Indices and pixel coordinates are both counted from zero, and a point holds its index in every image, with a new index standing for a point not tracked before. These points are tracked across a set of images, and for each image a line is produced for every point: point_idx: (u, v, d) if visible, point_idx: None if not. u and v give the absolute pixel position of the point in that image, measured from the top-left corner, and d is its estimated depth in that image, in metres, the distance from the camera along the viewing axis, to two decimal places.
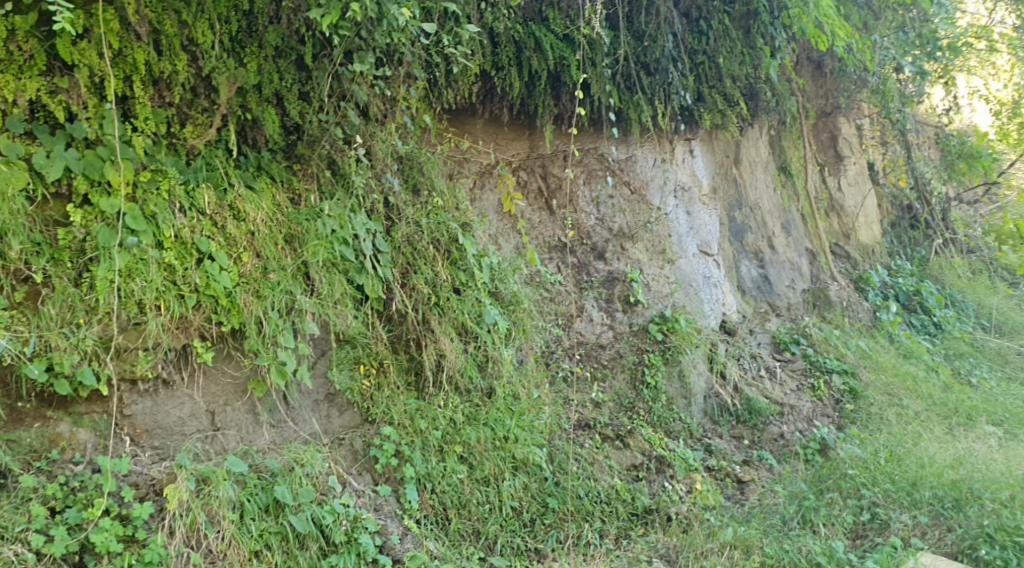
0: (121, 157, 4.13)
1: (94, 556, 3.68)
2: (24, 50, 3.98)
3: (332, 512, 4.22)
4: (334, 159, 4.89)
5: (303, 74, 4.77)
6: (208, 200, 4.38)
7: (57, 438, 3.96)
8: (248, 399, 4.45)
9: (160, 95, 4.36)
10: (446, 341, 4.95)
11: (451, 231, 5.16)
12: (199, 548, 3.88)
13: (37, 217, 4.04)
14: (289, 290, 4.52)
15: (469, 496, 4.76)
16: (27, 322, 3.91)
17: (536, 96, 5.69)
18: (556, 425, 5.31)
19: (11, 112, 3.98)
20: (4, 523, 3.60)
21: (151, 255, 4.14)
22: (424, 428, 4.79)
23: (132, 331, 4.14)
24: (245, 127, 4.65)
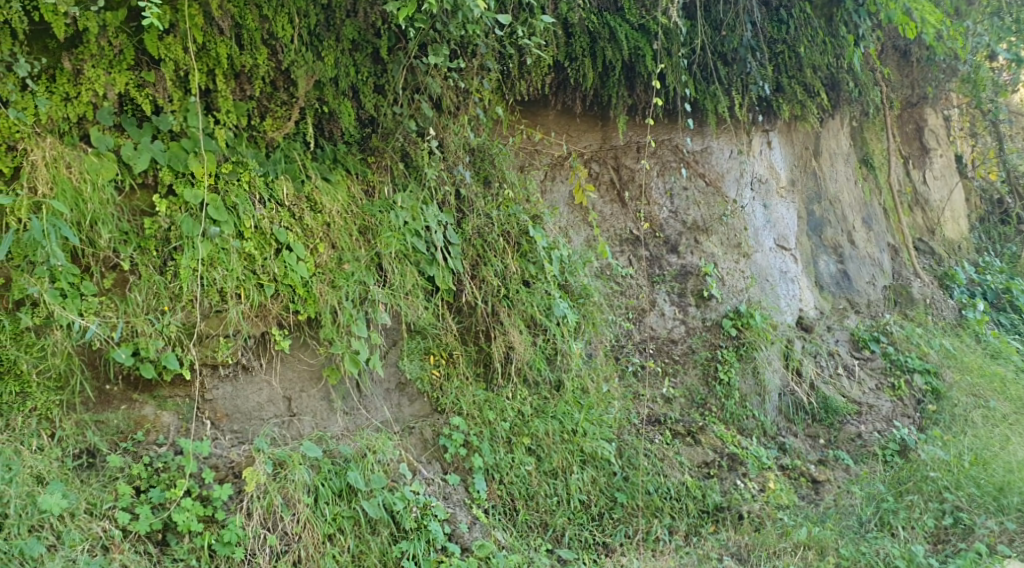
0: (204, 149, 4.27)
1: (176, 535, 3.82)
2: (114, 44, 4.14)
3: (403, 498, 4.29)
4: (407, 152, 4.92)
5: (379, 67, 4.85)
6: (286, 192, 4.48)
7: (142, 420, 4.12)
8: (322, 386, 4.54)
9: (241, 88, 4.47)
10: (515, 333, 4.97)
11: (521, 223, 5.17)
12: (275, 530, 3.97)
13: (125, 207, 4.19)
14: (363, 281, 4.59)
15: (537, 488, 4.77)
16: (116, 309, 4.06)
17: (610, 87, 5.62)
18: (625, 419, 5.28)
19: (101, 105, 4.15)
20: (93, 501, 3.76)
21: (232, 244, 4.27)
22: (492, 420, 4.81)
23: (214, 318, 4.27)
24: (322, 120, 4.74)
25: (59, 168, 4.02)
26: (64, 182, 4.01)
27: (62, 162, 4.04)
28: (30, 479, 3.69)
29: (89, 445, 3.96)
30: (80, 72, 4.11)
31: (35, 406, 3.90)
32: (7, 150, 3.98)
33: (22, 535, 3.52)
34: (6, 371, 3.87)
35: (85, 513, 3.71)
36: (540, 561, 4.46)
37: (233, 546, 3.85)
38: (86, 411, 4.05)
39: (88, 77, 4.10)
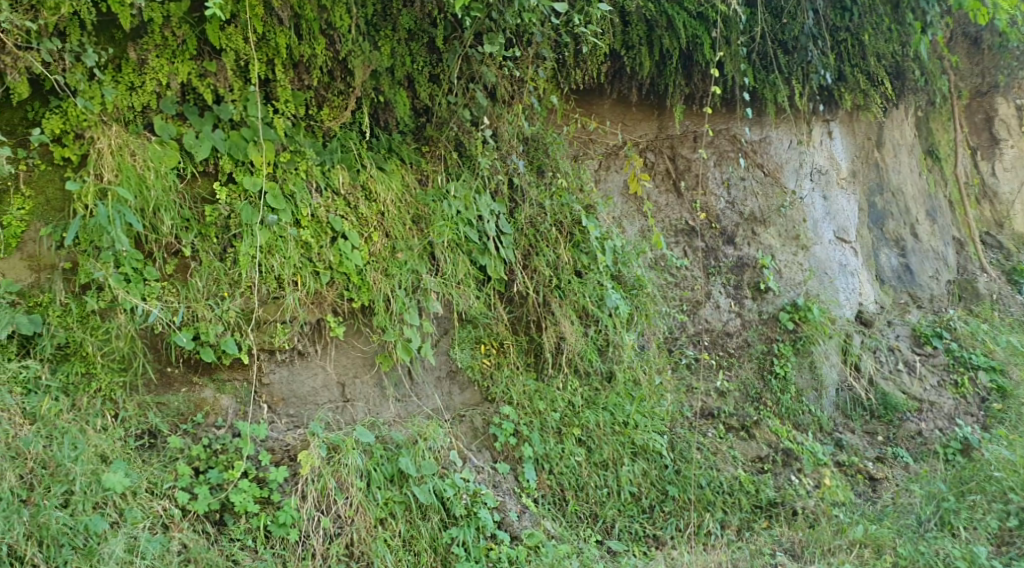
0: (263, 138, 4.34)
1: (233, 515, 3.91)
2: (178, 35, 4.23)
3: (453, 485, 4.32)
4: (461, 141, 4.94)
5: (434, 56, 4.87)
6: (342, 181, 4.54)
7: (201, 403, 4.21)
8: (375, 372, 4.60)
9: (299, 78, 4.55)
10: (566, 324, 4.96)
11: (574, 213, 5.16)
12: (329, 512, 4.04)
13: (187, 195, 4.29)
14: (415, 270, 4.63)
15: (587, 479, 4.75)
16: (177, 294, 4.16)
17: (667, 76, 5.56)
18: (678, 412, 5.23)
19: (165, 94, 4.25)
20: (154, 480, 3.86)
21: (290, 232, 4.34)
22: (542, 410, 4.82)
23: (271, 304, 4.34)
24: (378, 109, 4.80)
25: (124, 155, 4.10)
26: (129, 169, 4.10)
27: (127, 150, 4.12)
28: (95, 458, 3.79)
29: (150, 426, 4.06)
30: (145, 62, 4.21)
31: (100, 387, 4.02)
32: (76, 137, 4.12)
33: (87, 512, 3.63)
34: (72, 352, 4.01)
35: (146, 492, 3.82)
36: (590, 552, 4.44)
37: (288, 528, 3.92)
38: (147, 393, 4.15)
39: (152, 68, 4.20)
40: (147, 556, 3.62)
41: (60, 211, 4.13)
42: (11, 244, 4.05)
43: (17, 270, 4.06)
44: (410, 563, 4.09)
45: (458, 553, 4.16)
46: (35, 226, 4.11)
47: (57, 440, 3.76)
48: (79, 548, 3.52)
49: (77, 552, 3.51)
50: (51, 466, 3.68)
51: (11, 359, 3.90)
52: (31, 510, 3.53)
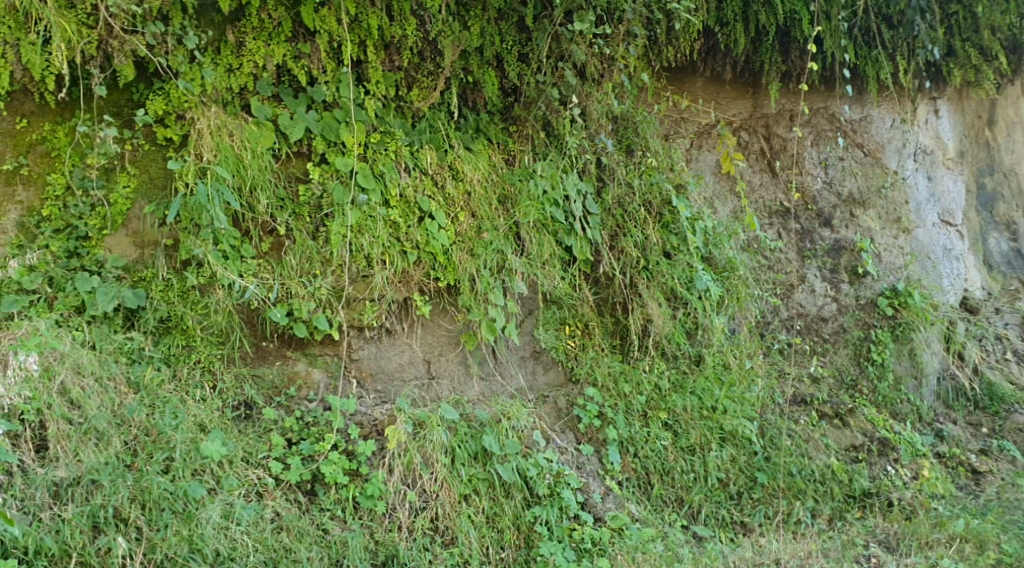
0: (355, 119, 4.43)
1: (323, 486, 4.00)
2: (274, 18, 4.33)
3: (536, 465, 4.33)
4: (549, 120, 4.93)
5: (524, 36, 4.83)
6: (430, 161, 4.58)
7: (294, 376, 4.33)
8: (461, 351, 4.63)
9: (390, 59, 4.59)
10: (653, 305, 4.88)
11: (663, 193, 5.08)
12: (414, 486, 4.10)
13: (282, 174, 4.41)
14: (501, 250, 4.64)
15: (673, 463, 4.68)
16: (272, 271, 4.27)
17: (763, 53, 5.39)
18: (769, 398, 5.09)
19: (261, 75, 4.36)
20: (250, 449, 3.98)
21: (379, 212, 4.41)
22: (627, 392, 4.77)
23: (361, 283, 4.41)
24: (467, 90, 4.82)
25: (223, 136, 4.24)
26: (227, 149, 4.23)
27: (226, 131, 4.26)
28: (194, 427, 3.93)
29: (246, 397, 4.20)
30: (243, 44, 4.32)
31: (199, 359, 4.18)
32: (177, 118, 4.27)
33: (186, 478, 3.75)
34: (173, 326, 4.18)
35: (242, 461, 3.93)
36: (675, 536, 4.39)
37: (376, 500, 4.01)
38: (243, 365, 4.29)
39: (250, 49, 4.31)
40: (242, 522, 3.72)
41: (162, 189, 4.29)
42: (117, 221, 4.21)
43: (123, 246, 4.23)
44: (493, 540, 4.13)
45: (541, 532, 4.17)
46: (139, 204, 4.27)
47: (159, 409, 3.92)
48: (179, 512, 3.63)
49: (177, 516, 3.61)
50: (153, 434, 3.83)
51: (117, 330, 4.08)
52: (135, 475, 3.67)
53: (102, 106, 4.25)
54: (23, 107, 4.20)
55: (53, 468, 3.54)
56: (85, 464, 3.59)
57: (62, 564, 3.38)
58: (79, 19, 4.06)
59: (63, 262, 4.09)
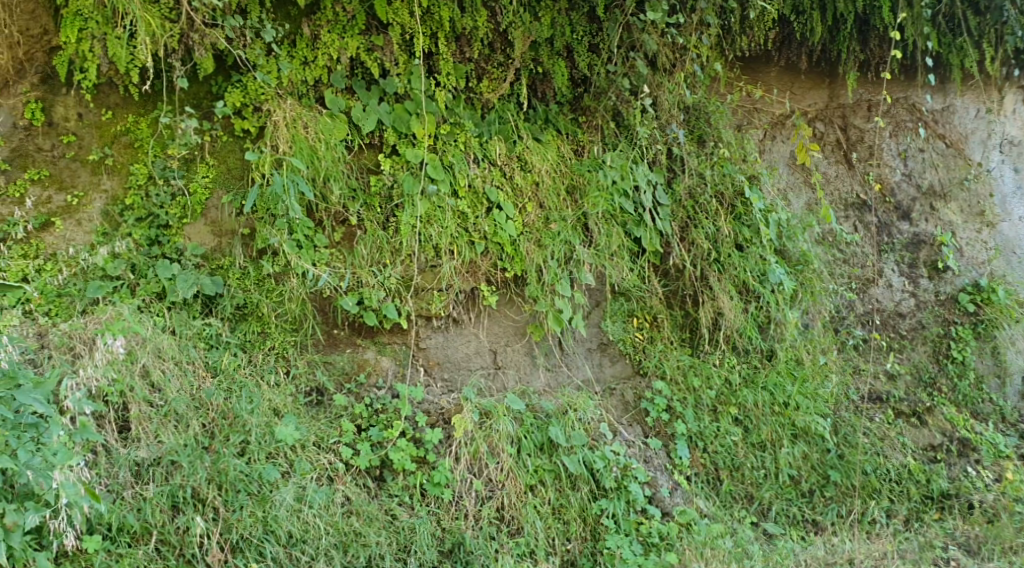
0: (426, 110, 4.49)
1: (391, 472, 4.07)
2: (348, 11, 4.42)
3: (603, 458, 4.31)
4: (620, 111, 4.90)
5: (594, 26, 4.81)
6: (499, 152, 4.62)
7: (363, 363, 4.36)
8: (527, 342, 4.63)
9: (461, 51, 4.62)
10: (725, 299, 4.81)
11: (736, 184, 5.00)
12: (480, 475, 4.13)
13: (354, 165, 4.49)
14: (568, 241, 4.63)
15: (743, 459, 4.62)
16: (344, 260, 4.36)
17: (840, 42, 5.26)
18: (843, 395, 4.98)
19: (335, 69, 4.45)
20: (321, 435, 4.05)
21: (448, 202, 4.46)
22: (697, 387, 4.70)
23: (429, 273, 4.47)
24: (536, 80, 4.82)
25: (298, 128, 4.32)
26: (301, 141, 4.31)
27: (301, 123, 4.34)
28: (269, 411, 4.01)
29: (318, 384, 4.26)
30: (317, 37, 4.41)
31: (273, 345, 4.26)
32: (254, 110, 4.38)
33: (261, 461, 3.84)
34: (250, 313, 4.28)
35: (314, 446, 4.00)
36: (744, 533, 4.35)
37: (443, 487, 4.05)
38: (316, 352, 4.36)
39: (324, 42, 4.39)
40: (314, 505, 3.80)
41: (240, 180, 4.41)
42: (196, 210, 4.33)
43: (202, 234, 4.34)
44: (559, 532, 4.13)
45: (607, 525, 4.16)
46: (217, 194, 4.39)
47: (236, 394, 4.00)
48: (253, 494, 3.72)
49: (252, 498, 3.71)
50: (229, 417, 3.92)
51: (196, 317, 4.19)
52: (212, 456, 3.77)
53: (183, 99, 4.38)
54: (108, 99, 4.33)
55: (135, 448, 3.67)
56: (165, 445, 3.71)
57: (143, 541, 3.51)
58: (162, 14, 4.16)
59: (145, 250, 4.22)
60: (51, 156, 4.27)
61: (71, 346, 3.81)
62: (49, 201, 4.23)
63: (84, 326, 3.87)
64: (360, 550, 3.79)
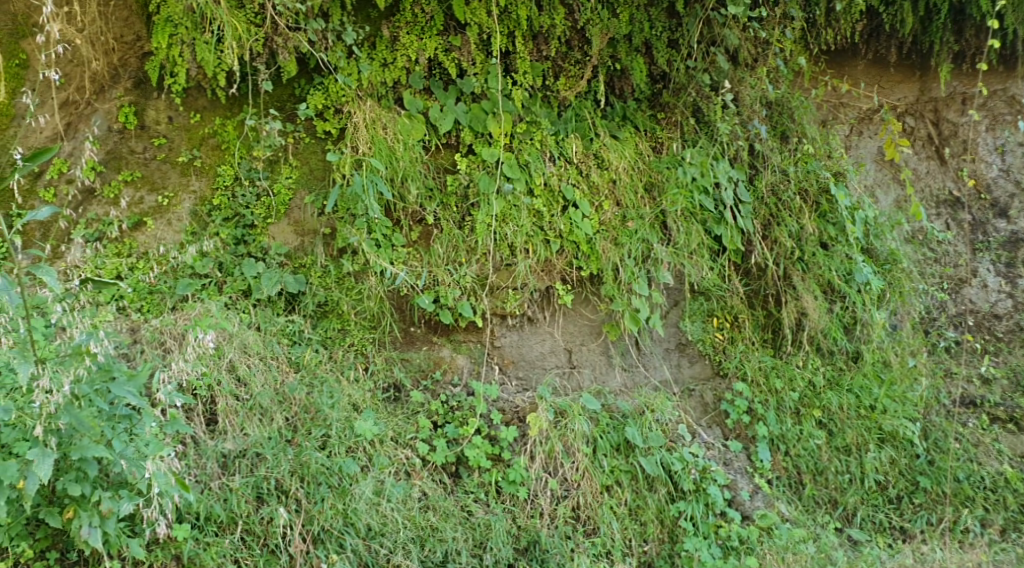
0: (502, 110, 4.51)
1: (467, 469, 4.09)
2: (426, 12, 4.46)
3: (681, 459, 4.26)
4: (699, 107, 4.83)
5: (674, 22, 4.76)
6: (576, 150, 4.60)
7: (439, 361, 4.40)
8: (603, 341, 4.59)
9: (538, 49, 4.63)
10: (809, 299, 4.70)
11: (820, 181, 4.88)
12: (556, 474, 4.13)
13: (431, 165, 4.54)
14: (646, 239, 4.58)
15: (827, 463, 4.49)
16: (421, 259, 4.40)
17: (932, 33, 5.06)
18: (933, 399, 4.80)
19: (413, 70, 4.50)
20: (398, 430, 4.09)
21: (524, 201, 4.47)
22: (779, 389, 4.59)
23: (504, 271, 4.48)
24: (614, 77, 4.79)
25: (377, 129, 4.40)
26: (381, 142, 4.39)
27: (380, 124, 4.42)
28: (349, 406, 4.08)
29: (396, 380, 4.31)
30: (397, 39, 4.48)
31: (353, 342, 4.33)
32: (335, 112, 4.47)
33: (341, 454, 3.90)
34: (330, 310, 4.36)
35: (391, 441, 4.04)
36: (828, 539, 4.24)
37: (518, 485, 4.06)
38: (393, 350, 4.40)
39: (403, 44, 4.46)
40: (392, 499, 3.85)
41: (321, 180, 4.50)
42: (280, 211, 4.43)
43: (285, 234, 4.44)
44: (636, 533, 4.09)
45: (685, 527, 4.10)
46: (299, 195, 4.49)
47: (317, 389, 4.08)
48: (334, 487, 3.79)
49: (332, 490, 3.77)
50: (311, 411, 4.01)
51: (279, 313, 4.29)
52: (295, 449, 3.85)
53: (267, 102, 4.49)
54: (197, 102, 4.48)
55: (222, 440, 3.78)
56: (250, 437, 3.82)
57: (229, 531, 3.59)
58: (248, 18, 4.27)
59: (232, 248, 4.35)
60: (143, 158, 4.42)
61: (162, 342, 3.97)
62: (141, 202, 4.38)
63: (174, 323, 4.03)
64: (436, 545, 3.81)
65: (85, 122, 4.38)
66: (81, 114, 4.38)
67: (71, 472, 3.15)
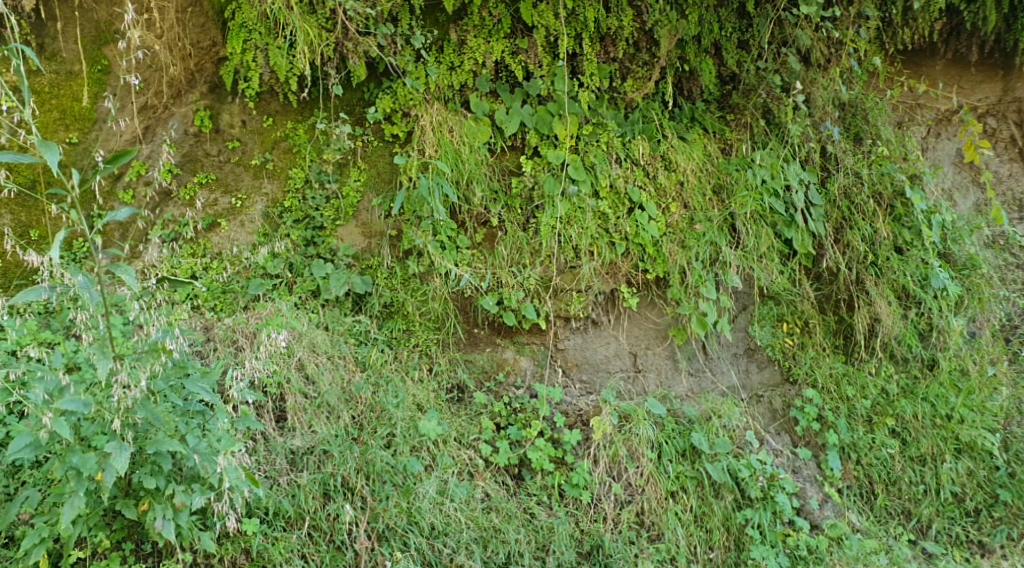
0: (568, 111, 4.51)
1: (530, 471, 4.09)
2: (494, 15, 4.49)
3: (748, 466, 4.19)
4: (770, 108, 4.77)
5: (744, 22, 4.76)
6: (642, 151, 4.56)
7: (503, 362, 4.42)
8: (669, 345, 4.53)
9: (605, 51, 4.62)
10: (882, 304, 4.61)
11: (895, 183, 4.77)
12: (620, 479, 4.11)
13: (496, 167, 4.55)
14: (714, 242, 4.53)
15: (900, 473, 4.40)
16: (485, 261, 4.43)
17: (1017, 30, 4.88)
18: (1015, 409, 4.63)
19: (480, 72, 4.53)
20: (462, 431, 4.11)
21: (589, 203, 4.45)
22: (851, 396, 4.51)
23: (568, 274, 4.46)
24: (682, 78, 4.76)
25: (443, 132, 4.45)
26: (447, 144, 4.43)
27: (446, 127, 4.47)
28: (413, 406, 4.11)
29: (459, 381, 4.33)
30: (464, 42, 4.51)
31: (417, 342, 4.37)
32: (403, 116, 4.53)
33: (406, 453, 3.93)
34: (396, 311, 4.41)
35: (455, 441, 4.06)
36: (900, 551, 4.14)
37: (581, 489, 4.04)
38: (457, 350, 4.43)
39: (470, 47, 4.49)
40: (455, 499, 3.87)
41: (389, 183, 4.56)
42: (348, 213, 4.51)
43: (353, 236, 4.51)
44: (702, 540, 4.04)
45: (752, 535, 4.04)
46: (367, 197, 4.55)
47: (383, 388, 4.13)
48: (398, 485, 3.83)
49: (397, 489, 3.81)
50: (377, 410, 4.05)
51: (347, 314, 4.36)
52: (361, 447, 3.90)
53: (338, 105, 4.59)
54: (269, 106, 4.57)
55: (291, 437, 3.85)
56: (318, 435, 3.88)
57: (297, 527, 3.65)
58: (319, 24, 4.34)
59: (302, 249, 4.44)
60: (217, 161, 4.54)
61: (234, 340, 4.07)
62: (215, 203, 4.49)
63: (246, 322, 4.13)
64: (499, 547, 3.81)
65: (162, 127, 4.49)
66: (158, 118, 4.49)
67: (146, 466, 3.23)
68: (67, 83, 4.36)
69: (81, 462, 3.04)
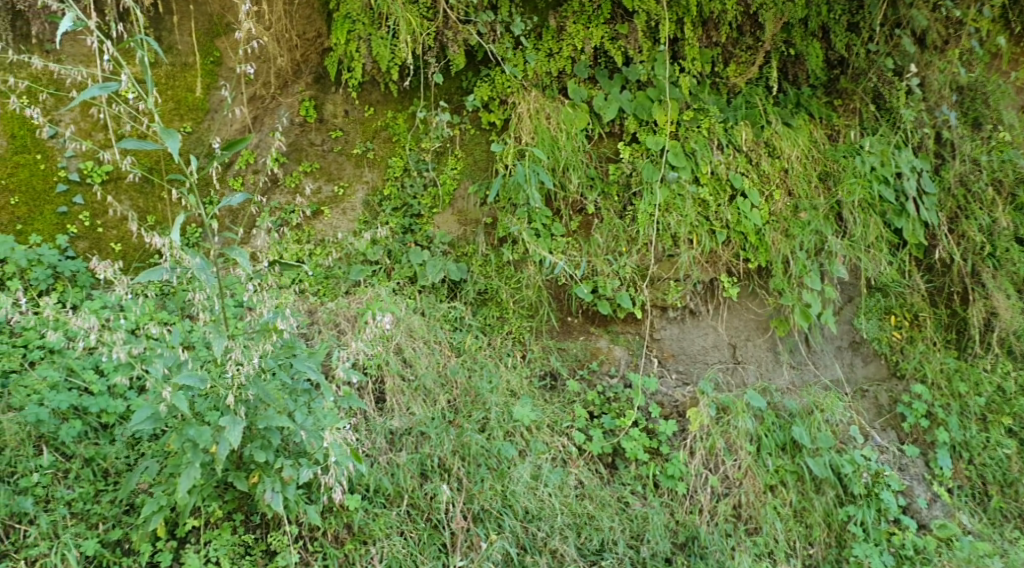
0: (668, 97, 4.45)
1: (624, 461, 4.08)
2: (594, 2, 4.49)
3: (852, 462, 4.08)
4: (881, 93, 4.66)
5: (854, 4, 4.62)
6: (745, 137, 4.46)
7: (597, 351, 4.40)
8: (769, 337, 4.45)
9: (707, 35, 4.57)
10: (1000, 298, 4.44)
11: (1017, 171, 4.62)
12: (716, 472, 4.04)
13: (594, 154, 4.53)
14: (820, 231, 4.42)
15: (1017, 475, 4.23)
16: (580, 249, 4.40)
17: None
18: None
19: (579, 59, 4.52)
20: (555, 417, 4.12)
21: (689, 190, 4.39)
22: (964, 393, 4.35)
23: (666, 262, 4.40)
24: (787, 63, 4.65)
25: (540, 119, 4.45)
26: (544, 131, 4.43)
27: (544, 114, 4.46)
28: (507, 392, 4.14)
29: (552, 368, 4.34)
30: (563, 28, 4.52)
31: (511, 329, 4.38)
32: (501, 103, 4.55)
33: (500, 437, 3.97)
34: (490, 298, 4.45)
35: (549, 428, 4.07)
36: (1016, 555, 3.96)
37: (677, 480, 4.00)
38: (550, 338, 4.44)
39: (570, 33, 4.49)
40: (549, 485, 3.89)
41: (485, 171, 4.60)
42: (446, 201, 4.57)
43: (449, 223, 4.57)
44: (801, 535, 3.96)
45: (855, 532, 3.95)
46: (464, 184, 4.61)
47: (478, 372, 4.17)
48: (493, 469, 3.88)
49: (491, 472, 3.86)
50: (472, 394, 4.10)
51: (442, 300, 4.41)
52: (456, 430, 3.96)
53: (438, 94, 4.63)
54: (371, 96, 4.67)
55: (390, 418, 3.92)
56: (416, 416, 3.94)
57: (396, 504, 3.72)
58: (421, 13, 4.41)
59: (400, 237, 4.53)
60: (321, 150, 4.65)
61: (337, 323, 4.16)
62: (320, 192, 4.61)
63: (348, 306, 4.22)
64: (593, 533, 3.81)
65: (271, 116, 4.62)
66: (266, 107, 4.63)
67: (257, 440, 3.33)
68: (182, 74, 4.54)
69: (197, 434, 3.17)
